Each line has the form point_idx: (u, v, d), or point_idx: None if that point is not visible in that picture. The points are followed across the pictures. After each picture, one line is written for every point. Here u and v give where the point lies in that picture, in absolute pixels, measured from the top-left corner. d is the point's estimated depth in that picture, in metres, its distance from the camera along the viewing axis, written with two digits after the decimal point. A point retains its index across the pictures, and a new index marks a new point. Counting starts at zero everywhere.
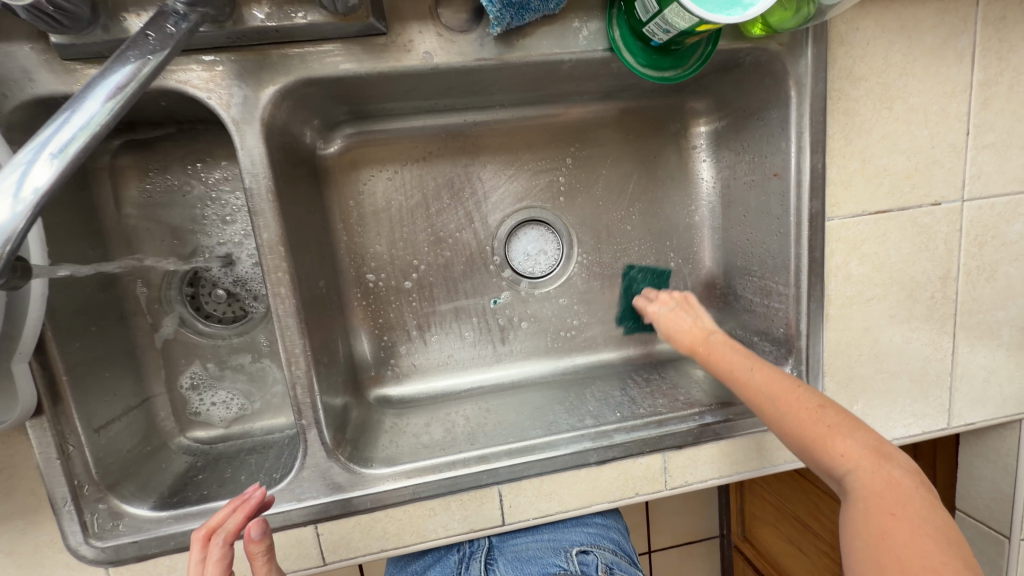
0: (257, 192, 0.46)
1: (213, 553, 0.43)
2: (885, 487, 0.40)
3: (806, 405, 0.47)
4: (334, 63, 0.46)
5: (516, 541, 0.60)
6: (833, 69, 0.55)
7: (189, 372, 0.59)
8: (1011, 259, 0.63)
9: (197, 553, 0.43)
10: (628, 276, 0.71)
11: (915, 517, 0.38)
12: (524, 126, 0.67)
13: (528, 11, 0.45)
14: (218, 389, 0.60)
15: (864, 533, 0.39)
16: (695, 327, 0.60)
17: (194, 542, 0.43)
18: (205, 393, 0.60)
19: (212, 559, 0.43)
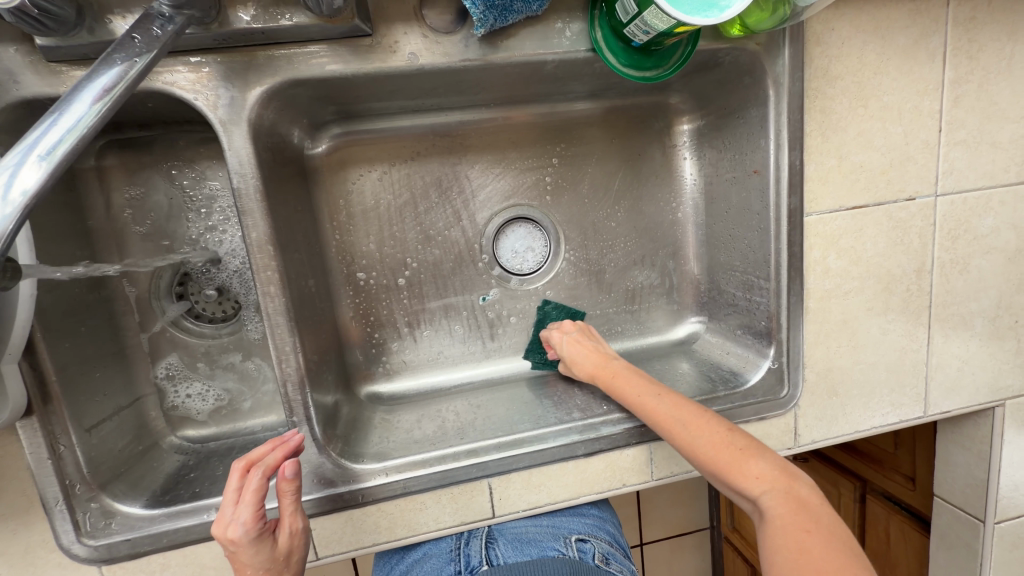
0: (245, 192, 0.47)
1: (252, 482, 0.45)
2: (796, 505, 0.45)
3: (716, 430, 0.50)
4: (320, 64, 0.47)
5: (515, 525, 0.60)
6: (810, 68, 0.57)
7: (167, 363, 0.59)
8: (982, 252, 0.65)
9: (236, 479, 0.46)
10: (542, 310, 0.71)
11: (824, 531, 0.43)
12: (510, 126, 0.68)
13: (511, 12, 0.46)
14: (193, 381, 0.60)
15: (786, 550, 0.43)
16: (597, 352, 0.62)
17: (235, 469, 0.46)
18: (180, 384, 0.60)
19: (249, 488, 0.45)
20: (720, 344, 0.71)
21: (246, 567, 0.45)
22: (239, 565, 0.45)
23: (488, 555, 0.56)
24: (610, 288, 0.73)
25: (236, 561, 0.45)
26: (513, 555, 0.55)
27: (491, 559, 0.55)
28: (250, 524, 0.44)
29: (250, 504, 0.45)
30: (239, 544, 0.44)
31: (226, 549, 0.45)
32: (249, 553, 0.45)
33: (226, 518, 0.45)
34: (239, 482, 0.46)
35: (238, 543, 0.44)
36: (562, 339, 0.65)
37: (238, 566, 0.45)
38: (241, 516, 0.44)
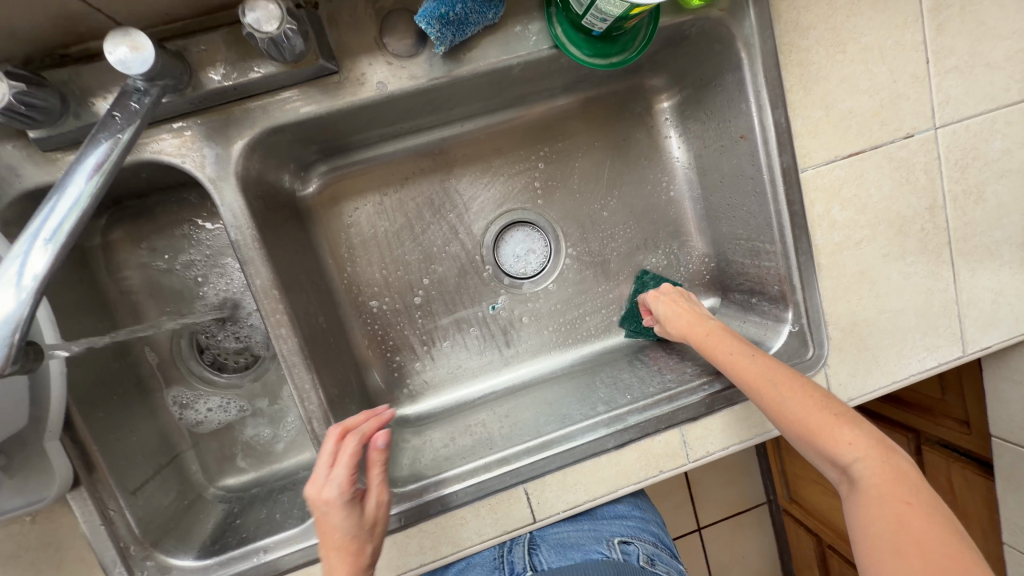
0: (243, 242, 0.48)
1: (350, 446, 0.48)
2: (894, 477, 0.44)
3: (811, 394, 0.49)
4: (295, 108, 0.48)
5: (557, 528, 0.61)
6: (779, 23, 0.56)
7: (174, 395, 0.60)
8: (997, 177, 0.63)
9: (330, 446, 0.48)
10: (640, 280, 0.72)
11: (927, 508, 0.42)
12: (492, 134, 0.68)
13: (468, 24, 0.46)
14: (210, 397, 0.61)
15: (882, 522, 0.42)
16: (693, 311, 0.61)
17: (331, 437, 0.49)
18: (197, 404, 0.61)
19: (347, 451, 0.48)
20: (736, 315, 0.70)
21: (335, 535, 0.46)
22: (328, 531, 0.46)
23: (531, 562, 0.57)
24: (617, 276, 0.73)
25: (325, 530, 0.46)
26: (557, 560, 0.56)
27: (535, 565, 0.56)
28: (342, 486, 0.46)
29: (348, 466, 0.47)
30: (333, 506, 0.46)
31: (320, 514, 0.46)
32: (340, 517, 0.46)
33: (322, 483, 0.47)
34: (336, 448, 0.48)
35: (332, 505, 0.46)
36: (660, 298, 0.64)
37: (326, 533, 0.46)
38: (336, 478, 0.47)
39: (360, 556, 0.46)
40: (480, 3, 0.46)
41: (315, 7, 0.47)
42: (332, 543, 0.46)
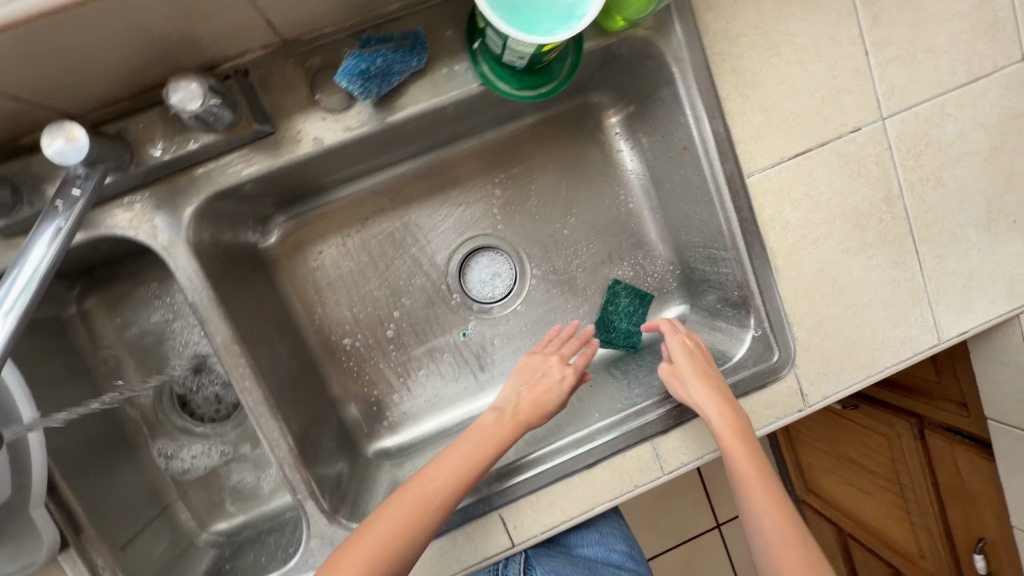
0: (200, 302, 0.51)
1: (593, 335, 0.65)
2: None
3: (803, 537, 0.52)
4: (237, 171, 0.50)
5: (553, 557, 0.64)
6: (709, 34, 0.56)
7: (159, 447, 0.63)
8: (953, 161, 0.62)
9: (560, 334, 0.65)
10: (611, 290, 0.72)
11: None
12: (445, 166, 0.70)
13: (392, 74, 0.48)
14: (193, 444, 0.64)
15: None
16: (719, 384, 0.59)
17: (565, 327, 0.66)
18: (181, 453, 0.63)
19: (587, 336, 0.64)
20: (704, 321, 0.71)
21: (557, 385, 0.59)
22: (545, 385, 0.59)
23: None
24: (585, 292, 0.74)
25: (550, 379, 0.59)
26: None
27: None
28: (581, 361, 0.61)
29: (579, 353, 0.63)
30: (571, 368, 0.60)
31: (542, 370, 0.60)
32: (559, 380, 0.59)
33: (543, 353, 0.63)
34: (567, 337, 0.65)
35: (559, 369, 0.60)
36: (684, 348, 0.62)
37: (541, 383, 0.59)
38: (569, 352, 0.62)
39: (546, 412, 0.58)
40: (401, 53, 0.48)
41: (245, 74, 0.49)
42: (546, 391, 0.59)
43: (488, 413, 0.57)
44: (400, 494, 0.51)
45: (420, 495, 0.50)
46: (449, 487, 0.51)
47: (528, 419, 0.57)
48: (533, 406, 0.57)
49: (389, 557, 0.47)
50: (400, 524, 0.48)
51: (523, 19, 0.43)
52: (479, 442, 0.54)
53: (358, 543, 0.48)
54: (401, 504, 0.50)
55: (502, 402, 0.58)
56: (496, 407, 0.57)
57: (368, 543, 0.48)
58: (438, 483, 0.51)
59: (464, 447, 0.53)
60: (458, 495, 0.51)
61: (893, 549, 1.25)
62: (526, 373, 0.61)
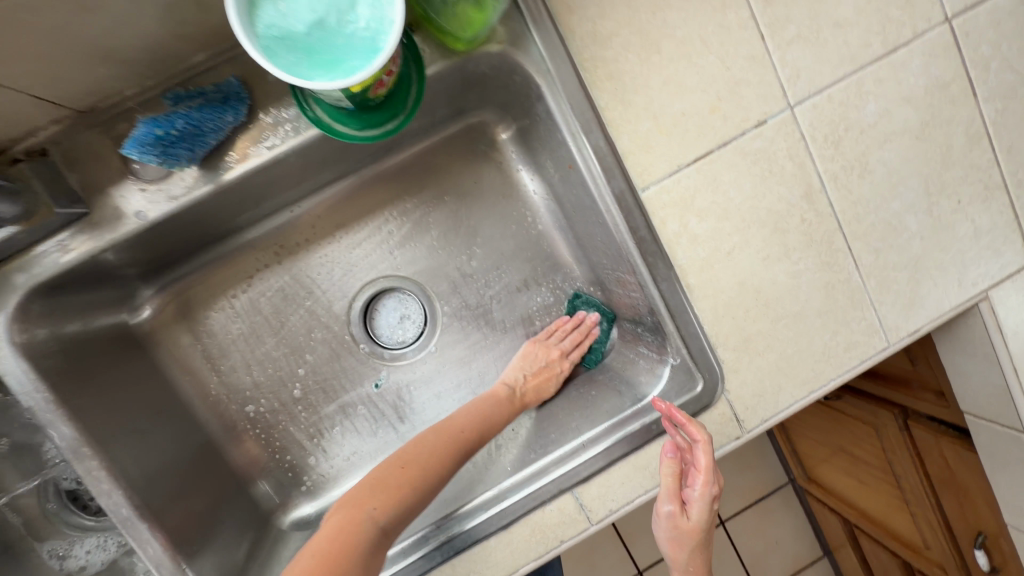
0: (38, 405, 0.47)
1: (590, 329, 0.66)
2: None
3: None
4: (55, 259, 0.45)
5: None
6: (574, 39, 0.50)
7: (50, 549, 0.59)
8: (879, 144, 0.55)
9: (563, 326, 0.66)
10: (573, 304, 0.67)
11: None
12: (331, 209, 0.64)
13: (205, 136, 0.44)
14: (86, 538, 0.60)
15: None
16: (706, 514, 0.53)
17: (571, 317, 0.66)
18: (74, 549, 0.60)
19: (588, 328, 0.66)
20: (628, 346, 0.65)
21: (558, 374, 0.64)
22: (545, 374, 0.64)
23: None
24: (504, 326, 0.68)
25: (551, 368, 0.64)
26: None
27: None
28: (576, 355, 0.65)
29: (577, 346, 0.66)
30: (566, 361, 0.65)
31: (546, 359, 0.64)
32: (556, 372, 0.64)
33: (547, 343, 0.65)
34: (572, 328, 0.66)
35: (559, 361, 0.64)
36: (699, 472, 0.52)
37: (545, 371, 0.64)
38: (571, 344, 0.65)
39: (542, 397, 0.64)
40: (209, 109, 0.44)
41: (45, 152, 0.44)
42: (549, 378, 0.64)
43: (500, 385, 0.62)
44: (435, 431, 0.55)
45: (454, 434, 0.54)
46: (477, 432, 0.56)
47: (531, 401, 0.62)
48: (536, 392, 0.63)
49: (426, 478, 0.50)
50: (440, 449, 0.53)
51: (326, 59, 0.37)
52: (496, 404, 0.59)
53: (406, 466, 0.50)
54: (440, 437, 0.54)
55: (513, 380, 0.63)
56: (508, 382, 0.62)
57: (413, 466, 0.51)
58: (468, 425, 0.56)
59: (480, 406, 0.58)
60: (479, 441, 0.56)
61: (900, 541, 1.12)
62: (531, 359, 0.64)
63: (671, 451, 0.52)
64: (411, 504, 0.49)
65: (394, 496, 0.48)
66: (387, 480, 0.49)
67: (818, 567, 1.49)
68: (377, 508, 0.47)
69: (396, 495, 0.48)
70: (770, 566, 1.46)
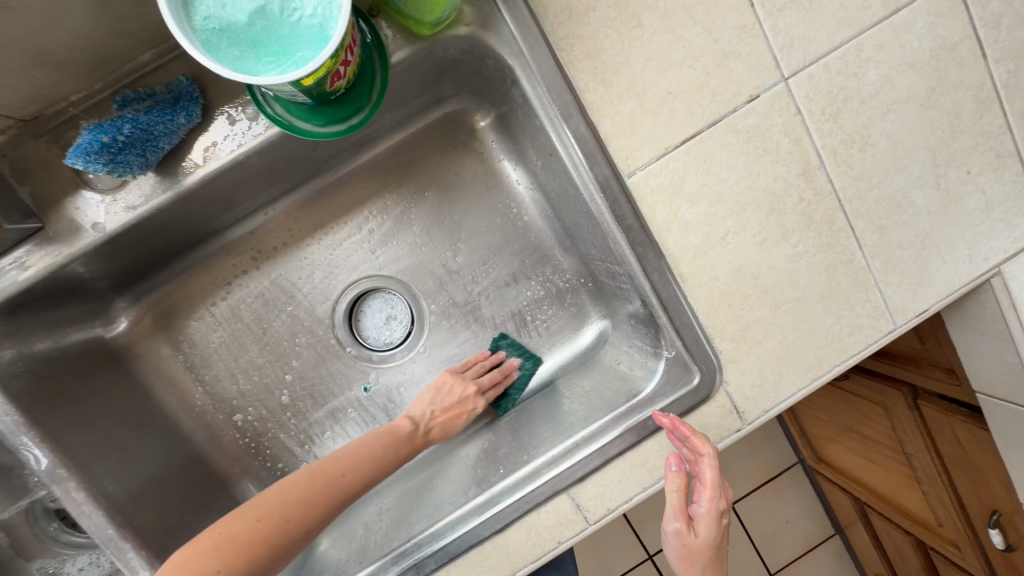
0: (8, 428, 0.45)
1: (508, 368, 0.63)
2: None
3: None
4: (12, 277, 0.43)
5: None
6: (549, 16, 0.46)
7: (43, 566, 0.58)
8: (881, 114, 0.52)
9: (482, 361, 0.63)
10: (496, 344, 0.65)
11: None
12: (308, 209, 0.62)
13: (155, 141, 0.41)
14: (78, 555, 0.59)
15: None
16: (715, 532, 0.51)
17: (490, 353, 0.64)
18: (68, 566, 0.59)
19: (506, 367, 0.63)
20: (622, 337, 0.62)
21: (470, 412, 0.61)
22: (456, 411, 0.61)
23: None
24: (493, 322, 0.66)
25: (463, 405, 0.61)
26: None
27: None
28: (491, 395, 0.63)
29: (495, 385, 0.63)
30: (479, 399, 0.61)
31: (458, 395, 0.61)
32: (466, 411, 0.61)
33: (464, 376, 0.62)
34: (491, 365, 0.63)
35: (473, 399, 0.61)
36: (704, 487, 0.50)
37: (456, 408, 0.60)
38: (488, 381, 0.62)
39: (448, 434, 0.60)
40: (159, 111, 0.41)
41: None
42: (459, 415, 0.61)
43: (402, 419, 0.58)
44: (304, 473, 0.50)
45: (332, 478, 0.50)
46: (358, 477, 0.52)
47: (435, 439, 0.59)
48: (442, 430, 0.60)
49: (286, 532, 0.46)
50: (309, 497, 0.48)
51: (273, 52, 0.34)
52: (393, 445, 0.55)
53: (262, 518, 0.46)
54: (316, 482, 0.49)
55: (417, 415, 0.59)
56: (411, 416, 0.59)
57: (271, 519, 0.46)
58: (346, 467, 0.51)
59: (373, 446, 0.54)
60: (364, 485, 0.52)
61: (910, 518, 1.10)
62: (443, 395, 0.61)
63: (676, 465, 0.50)
64: (260, 564, 0.45)
65: (238, 557, 0.44)
66: (237, 537, 0.45)
67: (830, 546, 1.48)
68: (220, 572, 0.43)
69: (244, 555, 0.44)
70: (782, 546, 1.45)
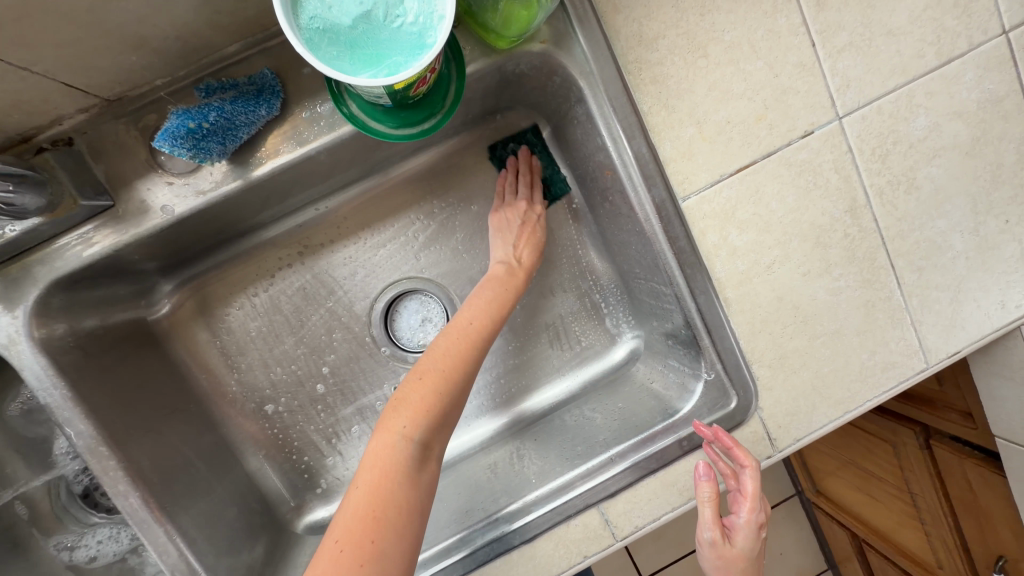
0: (55, 402, 0.45)
1: (524, 167, 0.62)
2: None
3: None
4: (77, 253, 0.44)
5: None
6: (620, 40, 0.48)
7: (56, 543, 0.57)
8: (928, 159, 0.53)
9: (508, 181, 0.61)
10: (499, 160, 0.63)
11: None
12: (356, 206, 0.62)
13: (236, 129, 0.42)
14: (97, 529, 0.58)
15: None
16: (753, 544, 0.53)
17: (507, 170, 0.62)
18: (85, 540, 0.58)
19: (525, 173, 0.62)
20: (655, 357, 0.63)
21: (537, 220, 0.59)
22: (529, 230, 0.58)
23: None
24: (527, 331, 0.66)
25: (529, 220, 0.59)
26: None
27: None
28: (539, 196, 0.61)
29: (534, 185, 0.62)
30: (534, 212, 0.60)
31: (520, 217, 0.59)
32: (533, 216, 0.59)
33: (512, 203, 0.60)
34: (515, 178, 0.61)
35: (531, 210, 0.60)
36: (745, 499, 0.51)
37: (528, 226, 0.59)
38: (522, 191, 0.60)
39: (539, 252, 0.58)
40: (243, 102, 0.42)
41: (70, 142, 0.43)
42: (533, 232, 0.59)
43: (494, 266, 0.55)
44: (445, 335, 0.48)
45: (465, 330, 0.49)
46: (488, 320, 0.50)
47: (533, 262, 0.57)
48: (532, 251, 0.57)
49: (451, 382, 0.45)
50: (454, 358, 0.47)
51: (367, 54, 0.35)
52: (502, 285, 0.53)
53: (423, 376, 0.45)
54: (454, 341, 0.48)
55: (504, 256, 0.56)
56: (501, 258, 0.56)
57: (431, 374, 0.45)
58: (479, 319, 0.50)
59: (487, 293, 0.52)
60: (494, 329, 0.51)
61: (911, 559, 1.10)
62: (508, 228, 0.58)
63: (707, 475, 0.51)
64: (444, 415, 0.45)
65: (423, 410, 0.44)
66: (409, 396, 0.44)
67: None
68: (408, 427, 0.43)
69: (424, 409, 0.44)
70: None
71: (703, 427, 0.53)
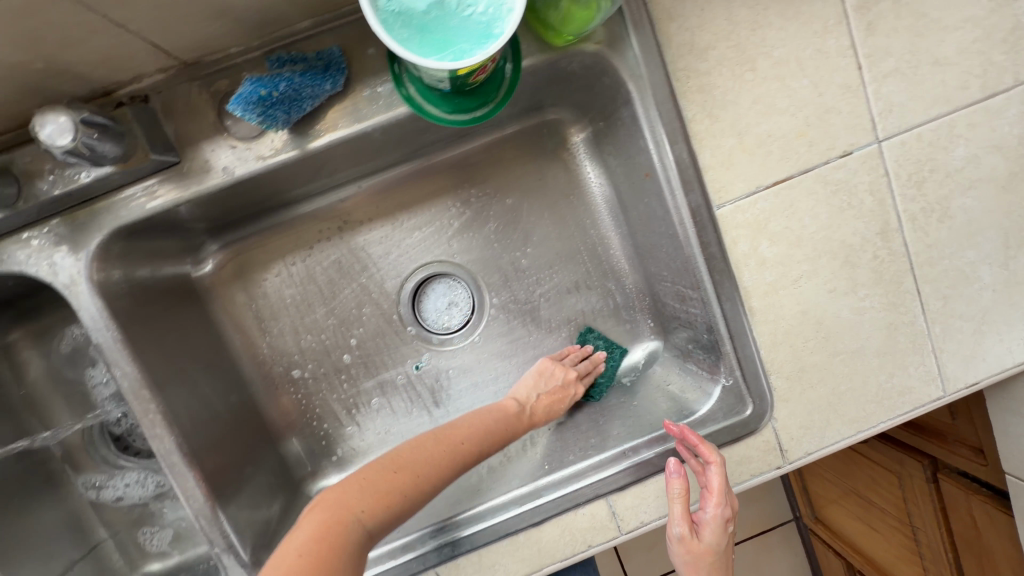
0: (105, 343, 0.48)
1: (588, 368, 0.64)
2: None
3: None
4: (140, 205, 0.47)
5: None
6: (671, 47, 0.50)
7: (86, 479, 0.60)
8: (963, 189, 0.54)
9: (574, 352, 0.65)
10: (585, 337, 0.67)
11: None
12: (396, 187, 0.65)
13: (302, 100, 0.44)
14: (126, 472, 0.60)
15: None
16: (719, 540, 0.53)
17: (580, 347, 0.66)
18: (114, 480, 0.60)
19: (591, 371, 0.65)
20: (673, 361, 0.64)
21: (572, 396, 0.62)
22: (559, 395, 0.62)
23: None
24: (550, 324, 0.68)
25: (565, 389, 0.62)
26: None
27: None
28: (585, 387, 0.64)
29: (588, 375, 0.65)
30: (573, 381, 0.63)
31: (561, 380, 0.62)
32: (568, 386, 0.62)
33: (563, 363, 0.64)
34: (581, 358, 0.65)
35: (573, 384, 0.63)
36: (712, 495, 0.52)
37: (559, 392, 0.62)
38: (576, 369, 0.64)
39: (552, 417, 0.62)
40: (311, 75, 0.44)
41: (145, 99, 0.46)
42: (562, 400, 0.62)
43: (509, 401, 0.60)
44: (435, 439, 0.52)
45: (454, 444, 0.52)
46: (477, 448, 0.54)
47: (542, 421, 0.61)
48: (546, 413, 0.61)
49: (419, 487, 0.48)
50: (429, 468, 0.49)
51: (436, 39, 0.37)
52: (506, 421, 0.57)
53: (399, 471, 0.48)
54: (438, 446, 0.51)
55: (523, 398, 0.61)
56: (518, 398, 0.60)
57: (407, 472, 0.48)
58: (468, 441, 0.53)
59: (488, 417, 0.57)
60: (478, 457, 0.54)
61: None
62: (545, 379, 0.62)
63: (678, 471, 0.52)
64: (400, 512, 0.47)
65: (384, 501, 0.46)
66: (378, 483, 0.46)
67: None
68: (365, 512, 0.44)
69: (385, 501, 0.46)
70: None
71: (671, 427, 0.54)
